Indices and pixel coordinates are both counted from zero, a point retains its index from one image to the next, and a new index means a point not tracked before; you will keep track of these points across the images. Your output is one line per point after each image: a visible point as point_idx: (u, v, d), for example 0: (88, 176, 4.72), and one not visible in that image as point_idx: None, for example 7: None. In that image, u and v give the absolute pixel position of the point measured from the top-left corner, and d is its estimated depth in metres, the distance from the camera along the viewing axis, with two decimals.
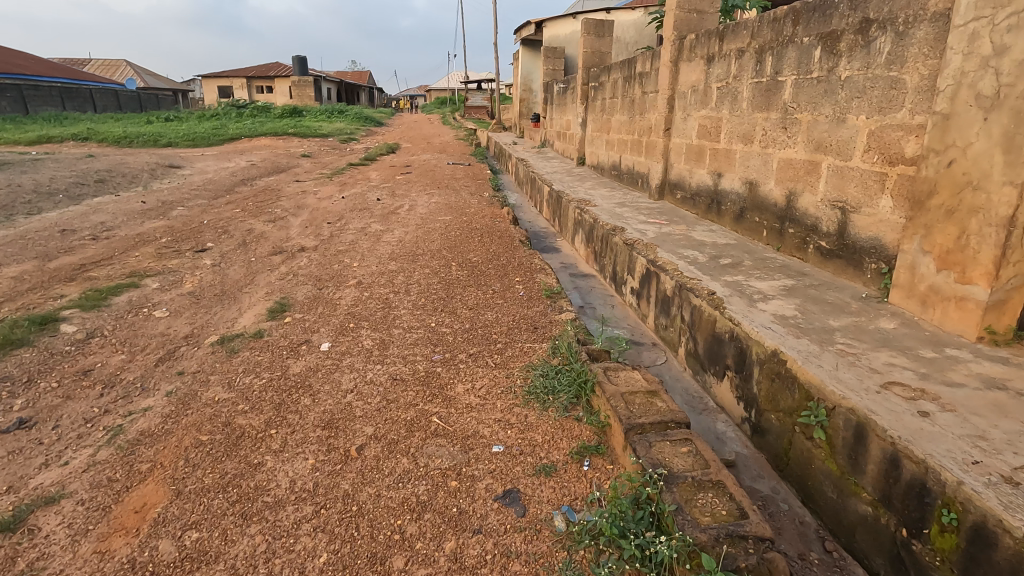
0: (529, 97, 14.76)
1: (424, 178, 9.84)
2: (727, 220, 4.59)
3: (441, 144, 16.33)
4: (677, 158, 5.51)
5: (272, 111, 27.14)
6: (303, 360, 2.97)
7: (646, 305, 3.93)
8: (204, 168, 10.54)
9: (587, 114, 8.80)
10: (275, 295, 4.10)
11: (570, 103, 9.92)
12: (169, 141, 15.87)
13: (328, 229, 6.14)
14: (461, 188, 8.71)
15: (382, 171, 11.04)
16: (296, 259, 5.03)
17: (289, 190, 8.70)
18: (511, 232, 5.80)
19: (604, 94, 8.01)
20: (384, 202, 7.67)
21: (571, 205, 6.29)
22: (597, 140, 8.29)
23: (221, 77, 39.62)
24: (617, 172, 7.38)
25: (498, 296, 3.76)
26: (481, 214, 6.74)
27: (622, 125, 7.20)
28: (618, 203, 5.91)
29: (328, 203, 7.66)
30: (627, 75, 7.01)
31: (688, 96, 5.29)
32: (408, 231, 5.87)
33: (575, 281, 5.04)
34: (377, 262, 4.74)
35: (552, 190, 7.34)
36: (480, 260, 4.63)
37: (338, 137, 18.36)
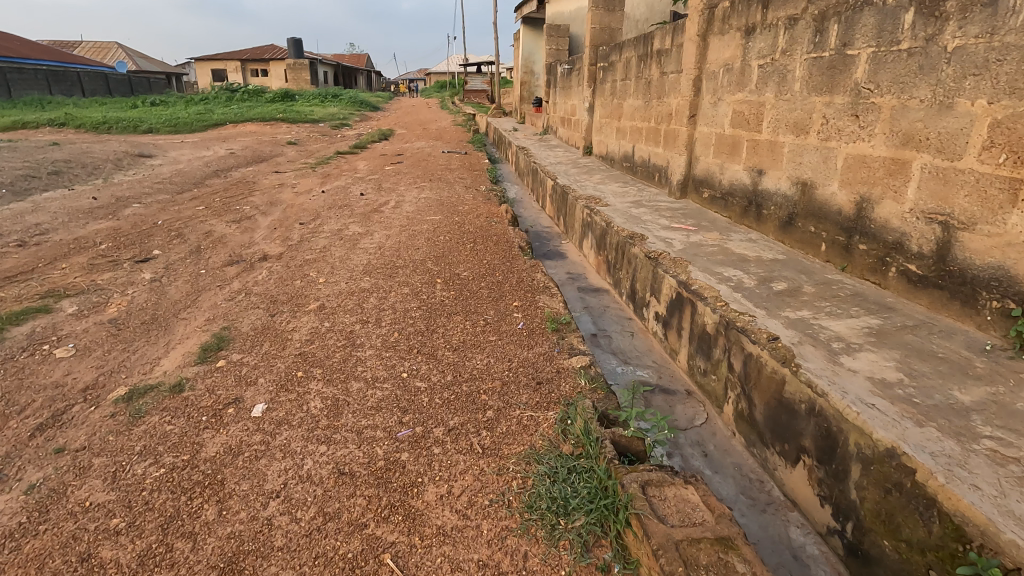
0: (530, 79, 14.02)
1: (416, 168, 9.01)
2: (770, 227, 3.80)
3: (437, 130, 15.43)
4: (704, 150, 4.70)
5: (264, 95, 26.18)
6: (225, 433, 2.20)
7: (676, 339, 3.15)
8: (177, 158, 9.71)
9: (596, 99, 7.94)
10: (216, 322, 3.33)
11: (575, 87, 9.04)
12: (148, 128, 14.94)
13: (301, 231, 5.35)
14: (455, 181, 7.88)
15: (371, 160, 10.21)
16: (254, 272, 4.25)
17: (266, 183, 7.89)
18: (509, 236, 5.01)
19: (614, 75, 7.15)
20: (368, 197, 6.86)
21: (578, 204, 5.48)
22: (607, 128, 7.44)
23: (213, 60, 38.42)
24: (629, 164, 6.55)
25: (490, 331, 2.98)
26: (475, 212, 5.94)
27: (635, 111, 6.36)
28: (634, 202, 5.10)
29: (304, 199, 6.84)
30: (642, 53, 6.15)
31: (719, 76, 4.46)
32: (391, 235, 5.08)
33: (584, 297, 4.25)
34: (348, 277, 3.96)
35: (557, 185, 6.52)
36: (471, 275, 3.84)
37: (330, 122, 17.48)
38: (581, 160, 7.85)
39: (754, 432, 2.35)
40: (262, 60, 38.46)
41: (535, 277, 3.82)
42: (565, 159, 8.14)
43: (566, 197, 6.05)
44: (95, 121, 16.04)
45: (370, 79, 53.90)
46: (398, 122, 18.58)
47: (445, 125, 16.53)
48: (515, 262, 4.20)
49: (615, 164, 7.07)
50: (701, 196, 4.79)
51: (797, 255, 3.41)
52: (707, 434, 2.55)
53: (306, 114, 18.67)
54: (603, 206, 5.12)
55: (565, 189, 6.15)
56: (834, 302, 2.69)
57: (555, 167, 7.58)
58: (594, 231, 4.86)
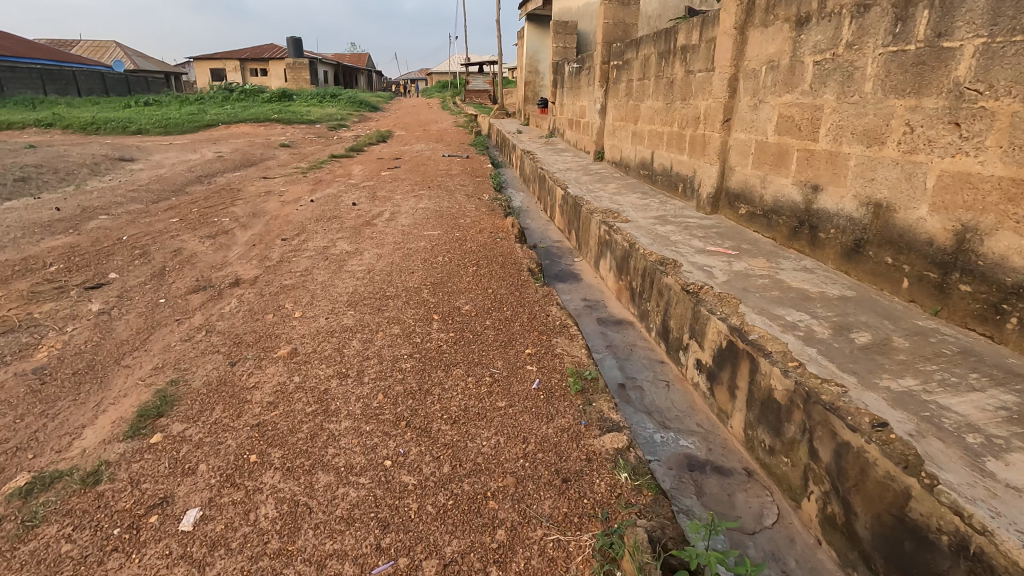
0: (535, 80, 13.44)
1: (414, 174, 8.41)
2: (829, 254, 3.20)
3: (438, 132, 14.83)
4: (741, 160, 4.11)
5: (262, 95, 25.65)
6: (138, 562, 1.60)
7: (727, 400, 2.56)
8: (160, 162, 9.12)
9: (608, 100, 7.34)
10: (163, 372, 2.73)
11: (585, 87, 8.45)
12: (137, 129, 14.36)
13: (283, 249, 4.77)
14: (456, 189, 7.28)
15: (368, 164, 9.63)
16: (222, 302, 3.66)
17: (252, 191, 7.31)
18: (517, 256, 4.41)
19: (630, 75, 6.55)
20: (361, 208, 6.27)
21: (594, 219, 4.88)
22: (621, 132, 6.85)
23: (211, 59, 37.86)
24: (648, 172, 5.95)
25: (498, 393, 2.38)
26: (477, 226, 5.34)
27: (655, 114, 5.77)
28: (658, 218, 4.50)
29: (290, 209, 6.25)
30: (664, 50, 5.56)
31: (761, 75, 3.86)
32: (382, 254, 4.49)
33: (605, 332, 3.65)
34: (329, 311, 3.37)
35: (568, 195, 5.92)
36: (474, 310, 3.23)
37: (327, 123, 16.91)
38: (592, 167, 7.25)
39: (855, 551, 1.75)
40: (261, 60, 37.88)
41: (549, 313, 3.23)
42: (574, 165, 7.54)
43: (578, 209, 5.46)
44: (83, 122, 15.48)
45: (370, 79, 53.35)
46: (398, 123, 18.00)
47: (445, 127, 15.92)
48: (524, 291, 3.60)
49: (631, 172, 6.47)
50: (737, 212, 4.19)
51: (870, 291, 2.82)
52: (784, 541, 1.96)
53: (302, 115, 18.08)
54: (624, 221, 4.52)
55: (578, 200, 5.56)
56: (942, 363, 2.09)
57: (565, 174, 6.98)
58: (614, 251, 4.26)
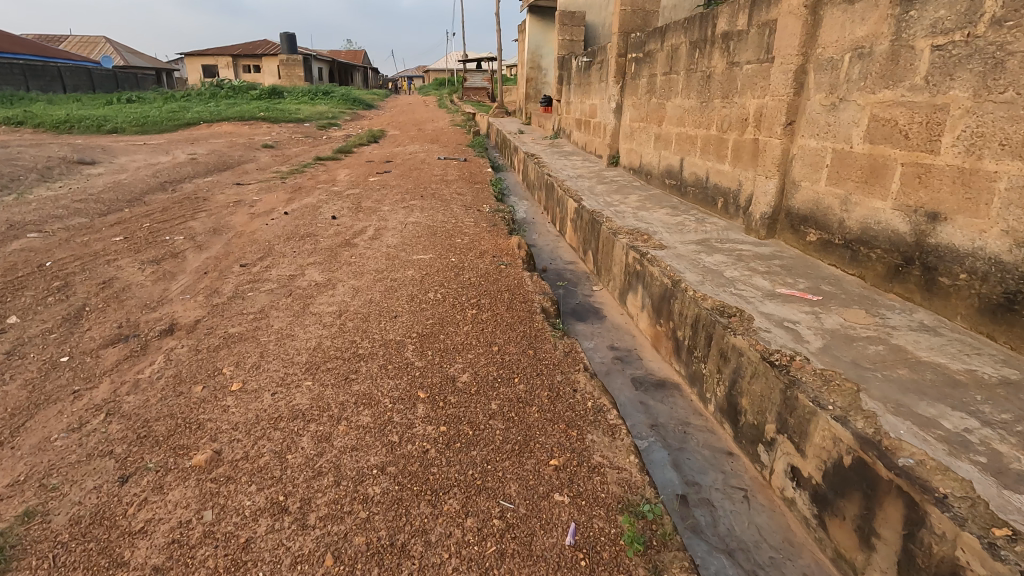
0: (538, 76, 12.79)
1: (404, 180, 7.54)
2: (957, 307, 2.37)
3: (433, 132, 13.96)
4: (811, 174, 3.27)
5: (252, 92, 24.73)
6: None
7: (854, 546, 1.72)
8: (123, 166, 8.21)
9: (625, 98, 6.48)
10: (21, 493, 1.87)
11: (597, 83, 7.59)
12: (112, 128, 13.45)
13: (240, 278, 3.90)
14: (452, 199, 6.42)
15: (356, 168, 8.76)
16: (143, 361, 2.79)
17: (220, 201, 6.43)
18: (527, 292, 3.55)
19: (652, 69, 5.69)
20: (342, 222, 5.41)
21: (619, 242, 4.02)
22: (641, 134, 6.00)
23: (201, 55, 36.85)
24: (677, 183, 5.11)
25: (514, 557, 1.52)
26: (477, 248, 4.49)
27: (686, 115, 4.92)
28: (701, 243, 3.65)
29: (259, 224, 5.37)
30: (698, 39, 4.70)
31: (842, 65, 3.01)
32: (359, 288, 3.63)
33: (645, 401, 2.80)
34: (279, 380, 2.51)
35: (583, 209, 5.07)
36: (473, 384, 2.37)
37: (317, 122, 16.02)
38: (607, 174, 6.40)
39: None
40: (253, 56, 36.88)
41: (576, 388, 2.37)
42: (585, 171, 6.69)
43: (597, 228, 4.60)
44: (56, 119, 14.57)
45: (366, 76, 52.35)
46: (392, 122, 17.11)
47: (442, 126, 15.07)
48: (540, 347, 2.74)
49: (654, 181, 5.63)
50: (804, 239, 3.34)
51: None
52: None
53: (290, 113, 17.17)
54: (658, 247, 3.67)
55: (595, 217, 4.70)
56: None
57: (576, 182, 6.13)
58: (649, 287, 3.41)
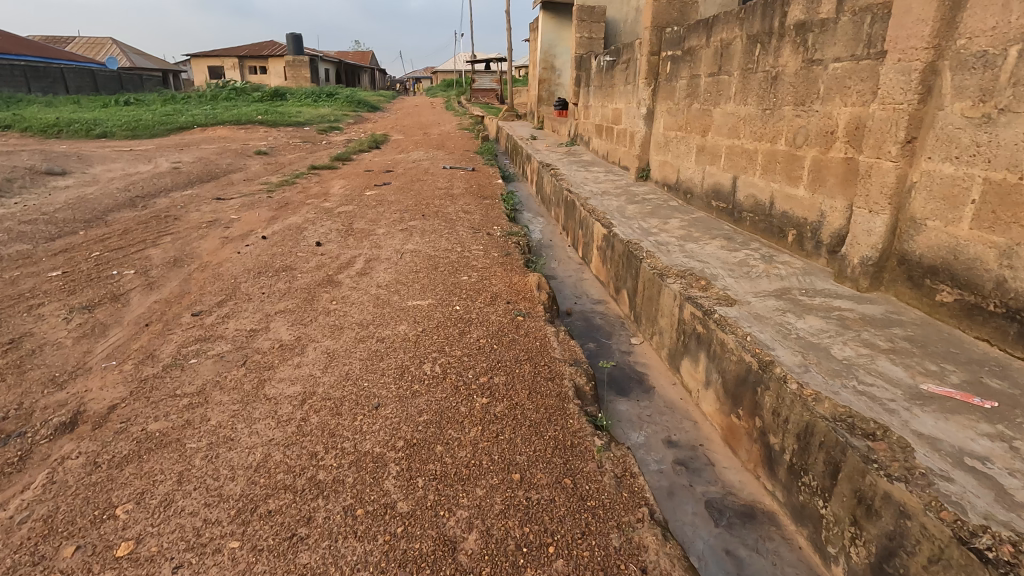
0: (552, 77, 11.96)
1: (405, 194, 6.72)
2: None
3: (440, 136, 13.14)
4: (945, 211, 2.40)
5: (254, 94, 24.04)
6: None
7: None
8: (95, 177, 7.42)
9: (657, 102, 5.63)
10: None
11: (622, 85, 6.73)
12: (101, 132, 12.74)
13: (187, 334, 3.08)
14: (457, 219, 5.58)
15: (353, 179, 7.95)
16: (12, 484, 1.96)
17: (193, 220, 5.62)
18: (553, 364, 2.69)
19: (694, 69, 4.82)
20: (328, 250, 4.58)
21: (668, 289, 3.17)
22: (679, 145, 5.14)
23: (206, 56, 36.35)
24: (728, 206, 4.26)
25: None
26: (486, 290, 3.64)
27: (742, 124, 4.05)
28: (782, 297, 2.79)
29: (230, 252, 4.55)
30: (758, 32, 3.84)
31: (1005, 60, 2.13)
32: (335, 353, 2.80)
33: (731, 546, 1.95)
34: (190, 536, 1.66)
35: (615, 237, 4.21)
36: (484, 562, 1.52)
37: (318, 125, 15.27)
38: (637, 191, 5.54)
39: None
40: (259, 57, 36.24)
41: (644, 563, 1.52)
42: (611, 187, 5.84)
43: (634, 265, 3.75)
44: (45, 122, 13.88)
45: (374, 77, 51.72)
46: (396, 126, 16.30)
47: (449, 130, 14.24)
48: (581, 474, 1.89)
49: (697, 201, 4.77)
50: (930, 297, 2.48)
51: None
52: None
53: (290, 116, 16.41)
54: (724, 301, 2.81)
55: (631, 251, 3.84)
56: None
57: (602, 200, 5.28)
58: (718, 359, 2.56)
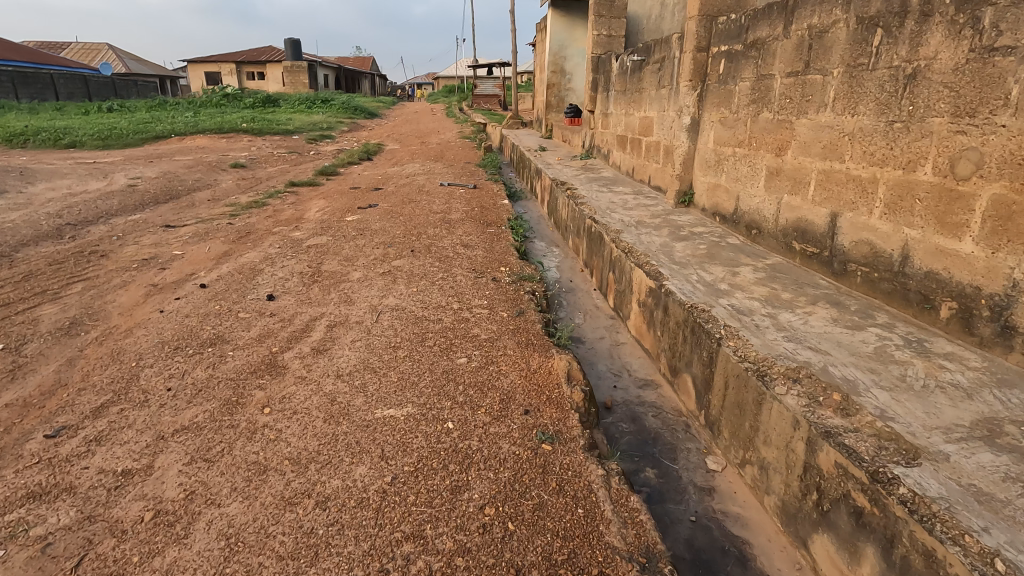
0: (561, 81, 10.91)
1: (392, 220, 5.59)
2: None
3: (439, 146, 12.07)
4: None
5: (246, 100, 23.00)
6: None
7: None
8: (29, 198, 6.29)
9: (705, 109, 4.50)
10: None
11: (654, 89, 5.61)
12: (68, 141, 11.63)
13: (16, 483, 1.93)
14: (454, 257, 4.45)
15: (335, 199, 6.82)
16: None
17: (123, 258, 4.49)
18: (612, 570, 1.54)
19: (762, 68, 3.71)
20: (282, 307, 3.45)
21: (776, 404, 2.02)
22: (738, 165, 4.03)
23: (202, 62, 35.45)
24: (823, 253, 3.13)
25: None
26: (492, 386, 2.49)
27: (847, 142, 2.93)
28: (998, 445, 1.65)
29: (150, 311, 3.42)
30: (880, 11, 2.70)
31: None
32: (239, 538, 1.65)
33: None
34: None
35: (667, 295, 3.08)
36: None
37: (308, 134, 14.18)
38: (680, 223, 4.41)
39: None
40: (255, 62, 35.24)
41: None
42: (645, 215, 4.72)
43: (705, 344, 2.61)
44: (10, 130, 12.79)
45: (374, 83, 50.85)
46: (392, 134, 15.20)
47: (448, 139, 13.17)
48: None
49: (769, 240, 3.65)
50: None
51: None
52: None
53: (278, 123, 15.32)
54: (895, 449, 1.67)
55: (698, 322, 2.70)
56: None
57: (638, 235, 4.15)
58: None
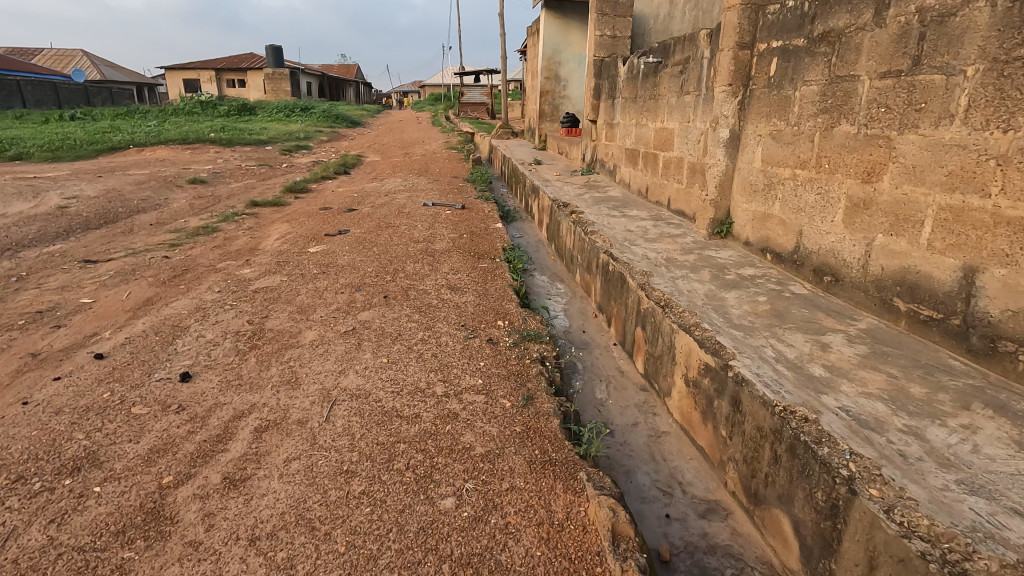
0: (555, 88, 10.09)
1: (365, 252, 4.65)
2: None
3: (423, 158, 11.17)
4: None
5: (220, 107, 21.92)
6: None
7: None
8: None
9: (749, 120, 3.65)
10: None
11: (676, 96, 4.76)
12: (13, 153, 10.53)
13: None
14: (438, 306, 3.52)
15: (301, 223, 5.87)
16: None
17: (12, 310, 3.49)
18: None
19: (838, 67, 2.86)
20: (198, 392, 2.49)
21: None
22: (800, 191, 3.17)
23: (179, 69, 34.33)
24: (950, 320, 2.26)
25: None
26: (494, 564, 1.56)
27: (994, 167, 2.07)
28: None
29: (7, 403, 2.43)
30: None
31: None
32: None
33: None
34: None
35: (737, 383, 2.19)
36: None
37: (282, 144, 13.20)
38: (721, 262, 3.54)
39: None
40: (235, 69, 34.07)
41: None
42: (675, 250, 3.83)
43: (819, 480, 1.71)
44: None
45: (359, 90, 49.94)
46: (374, 144, 14.29)
47: (434, 150, 12.27)
48: None
49: (852, 292, 2.78)
50: None
51: None
52: None
53: (251, 133, 14.28)
54: None
55: (801, 439, 1.81)
56: None
57: (673, 280, 3.26)
58: None
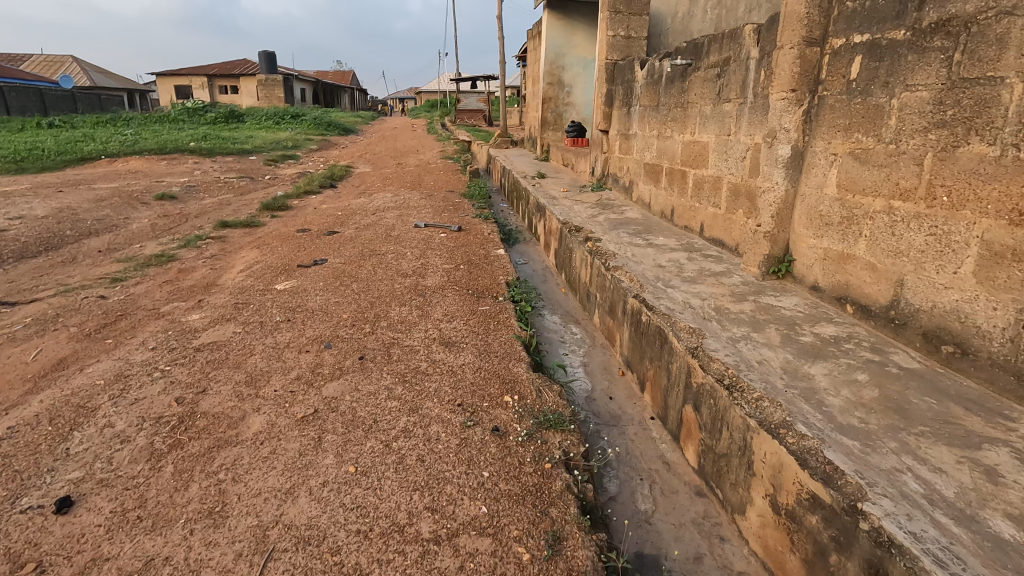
0: (558, 94, 9.38)
1: (342, 290, 3.88)
2: None
3: (417, 169, 10.43)
4: None
5: (207, 113, 21.14)
6: None
7: None
8: None
9: (818, 135, 2.92)
10: None
11: (711, 104, 4.03)
12: None
13: None
14: (427, 374, 2.75)
15: (272, 249, 5.09)
16: None
17: None
18: None
19: (965, 66, 2.12)
20: (74, 536, 1.72)
21: None
22: (900, 228, 2.44)
23: (169, 75, 33.59)
24: None
25: None
26: None
27: None
28: None
29: None
30: None
31: None
32: None
33: None
34: None
35: (879, 545, 1.43)
36: None
37: (267, 154, 12.43)
38: (787, 315, 2.79)
39: None
40: (227, 75, 33.34)
41: None
42: (723, 296, 3.09)
43: None
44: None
45: (354, 97, 49.36)
46: (366, 153, 13.55)
47: (428, 160, 11.54)
48: None
49: (992, 373, 2.04)
50: None
51: None
52: None
53: (235, 141, 13.52)
54: None
55: None
56: None
57: (734, 344, 2.51)
58: None
